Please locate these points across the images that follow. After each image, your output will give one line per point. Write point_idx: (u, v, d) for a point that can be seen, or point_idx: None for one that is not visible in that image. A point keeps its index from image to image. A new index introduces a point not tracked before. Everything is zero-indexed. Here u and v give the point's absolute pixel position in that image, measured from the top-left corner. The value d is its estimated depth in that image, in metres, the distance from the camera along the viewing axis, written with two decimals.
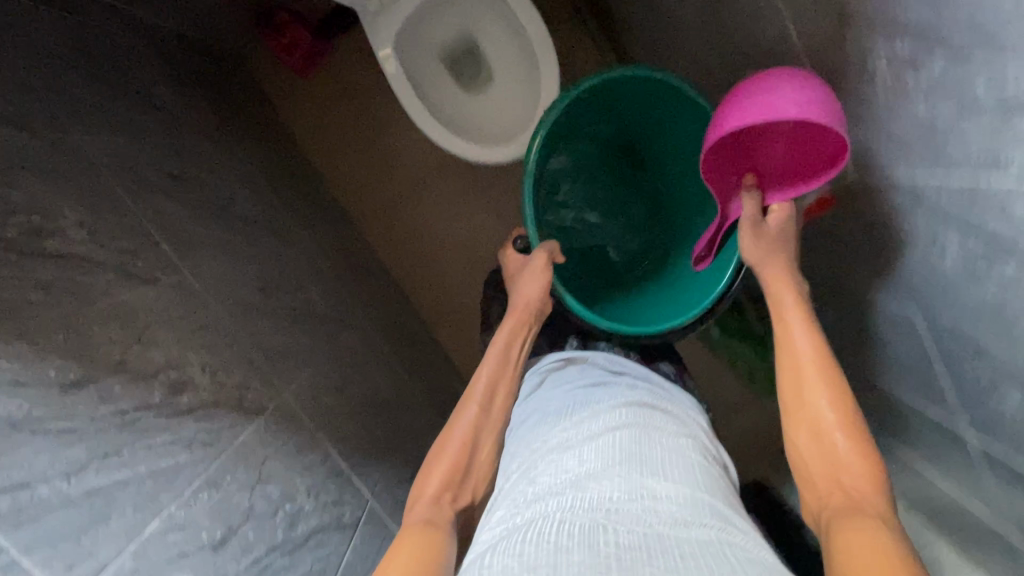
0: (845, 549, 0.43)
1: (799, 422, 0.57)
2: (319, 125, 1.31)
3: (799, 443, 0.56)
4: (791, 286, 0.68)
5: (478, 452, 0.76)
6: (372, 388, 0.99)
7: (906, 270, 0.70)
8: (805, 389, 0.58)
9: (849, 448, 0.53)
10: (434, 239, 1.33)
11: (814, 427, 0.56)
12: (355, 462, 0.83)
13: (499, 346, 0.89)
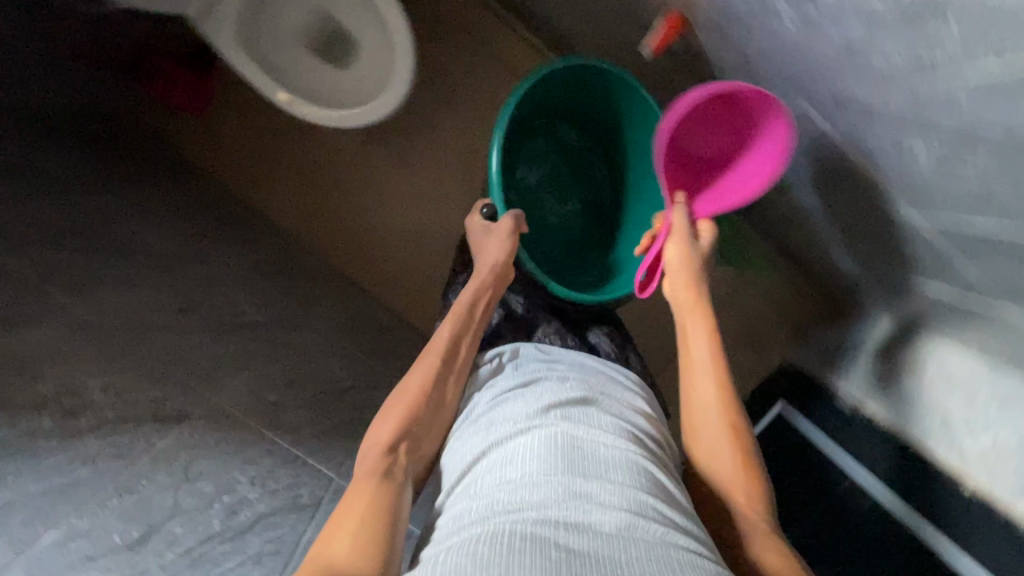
0: None
1: (709, 464, 0.69)
2: (232, 150, 1.32)
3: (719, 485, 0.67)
4: (698, 322, 0.78)
5: (439, 411, 0.73)
6: (331, 376, 1.00)
7: (794, 62, 0.64)
8: (724, 439, 0.68)
9: (756, 492, 0.65)
10: (373, 226, 1.35)
11: (724, 475, 0.68)
12: (311, 447, 0.84)
13: (466, 306, 0.84)
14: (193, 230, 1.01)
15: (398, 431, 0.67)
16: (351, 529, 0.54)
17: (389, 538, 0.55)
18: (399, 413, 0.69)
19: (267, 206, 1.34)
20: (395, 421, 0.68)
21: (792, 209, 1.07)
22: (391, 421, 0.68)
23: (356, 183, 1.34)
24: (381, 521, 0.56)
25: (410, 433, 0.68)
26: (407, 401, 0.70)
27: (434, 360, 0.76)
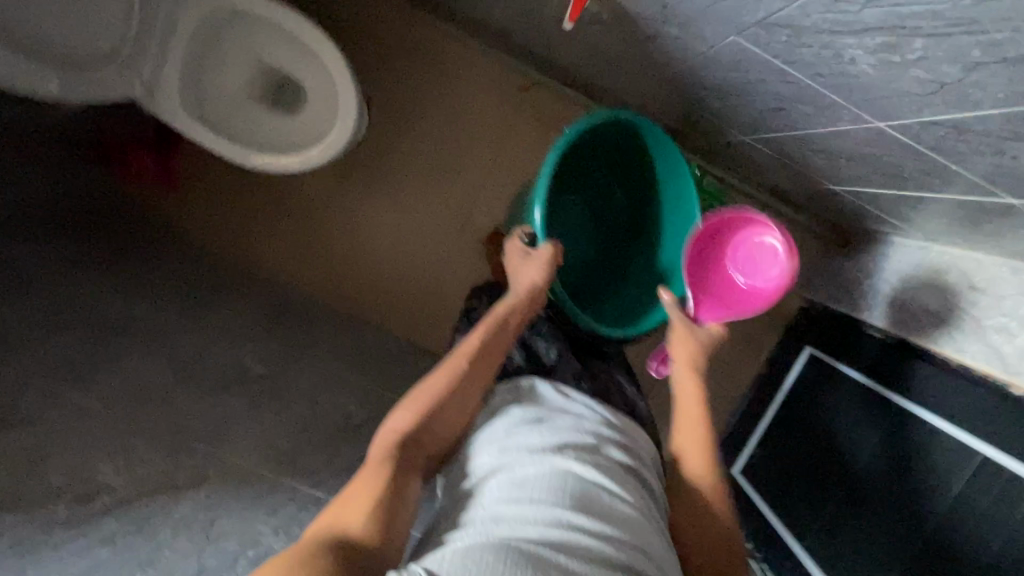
0: None
1: (685, 489, 0.77)
2: (216, 217, 1.36)
3: (688, 546, 0.70)
4: (690, 376, 0.89)
5: (455, 410, 0.75)
6: (344, 415, 1.00)
7: (712, 3, 0.63)
8: (705, 501, 0.75)
9: (734, 566, 0.69)
10: (364, 256, 1.39)
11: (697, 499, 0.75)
12: (332, 486, 0.85)
13: (500, 318, 0.85)
14: (185, 295, 1.04)
15: (414, 421, 0.70)
16: (361, 511, 0.58)
17: (389, 528, 0.59)
18: (420, 405, 0.72)
19: (257, 262, 1.36)
20: (412, 412, 0.71)
21: (770, 150, 1.03)
22: (410, 409, 0.71)
23: (346, 223, 1.39)
24: (385, 506, 0.60)
25: (424, 424, 0.70)
26: (431, 396, 0.73)
27: (462, 361, 0.77)
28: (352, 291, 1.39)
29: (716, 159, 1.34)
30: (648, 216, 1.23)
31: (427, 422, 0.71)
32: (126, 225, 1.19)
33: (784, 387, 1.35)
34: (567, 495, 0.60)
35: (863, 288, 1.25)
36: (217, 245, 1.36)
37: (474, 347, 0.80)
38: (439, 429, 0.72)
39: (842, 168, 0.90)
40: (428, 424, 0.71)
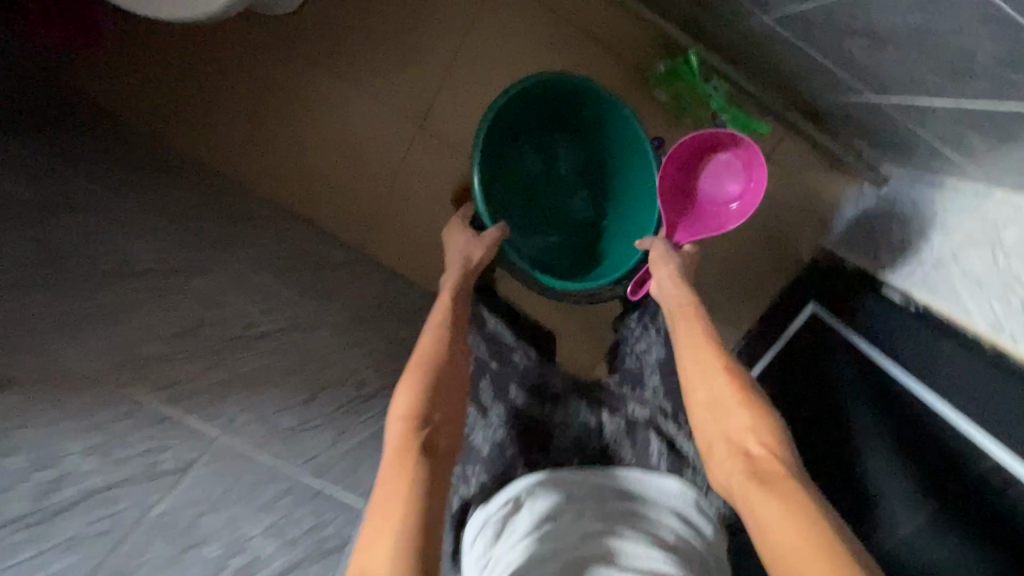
0: (771, 523, 0.59)
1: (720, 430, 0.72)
2: (171, 106, 1.19)
3: (725, 460, 0.70)
4: (691, 310, 0.84)
5: (453, 385, 0.76)
6: (241, 322, 0.85)
7: None
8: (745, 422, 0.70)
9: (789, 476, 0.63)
10: (310, 151, 1.21)
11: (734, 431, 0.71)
12: (195, 403, 0.70)
13: (451, 291, 0.88)
14: (97, 174, 0.88)
15: (414, 400, 0.72)
16: (384, 555, 0.56)
17: (430, 532, 0.59)
18: (414, 379, 0.74)
19: (196, 147, 1.20)
20: (413, 393, 0.73)
21: (801, 38, 0.77)
22: (411, 394, 0.73)
23: (320, 127, 1.20)
24: (416, 506, 0.60)
25: (427, 399, 0.72)
26: (416, 378, 0.74)
27: (434, 338, 0.79)
28: (330, 208, 1.23)
29: (737, 59, 1.06)
30: (599, 198, 1.18)
31: (428, 402, 0.72)
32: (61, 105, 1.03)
33: (794, 326, 1.11)
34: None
35: (875, 232, 1.11)
36: (180, 143, 1.20)
37: (442, 321, 0.83)
38: (451, 418, 0.73)
39: (893, 61, 0.65)
40: (433, 404, 0.72)
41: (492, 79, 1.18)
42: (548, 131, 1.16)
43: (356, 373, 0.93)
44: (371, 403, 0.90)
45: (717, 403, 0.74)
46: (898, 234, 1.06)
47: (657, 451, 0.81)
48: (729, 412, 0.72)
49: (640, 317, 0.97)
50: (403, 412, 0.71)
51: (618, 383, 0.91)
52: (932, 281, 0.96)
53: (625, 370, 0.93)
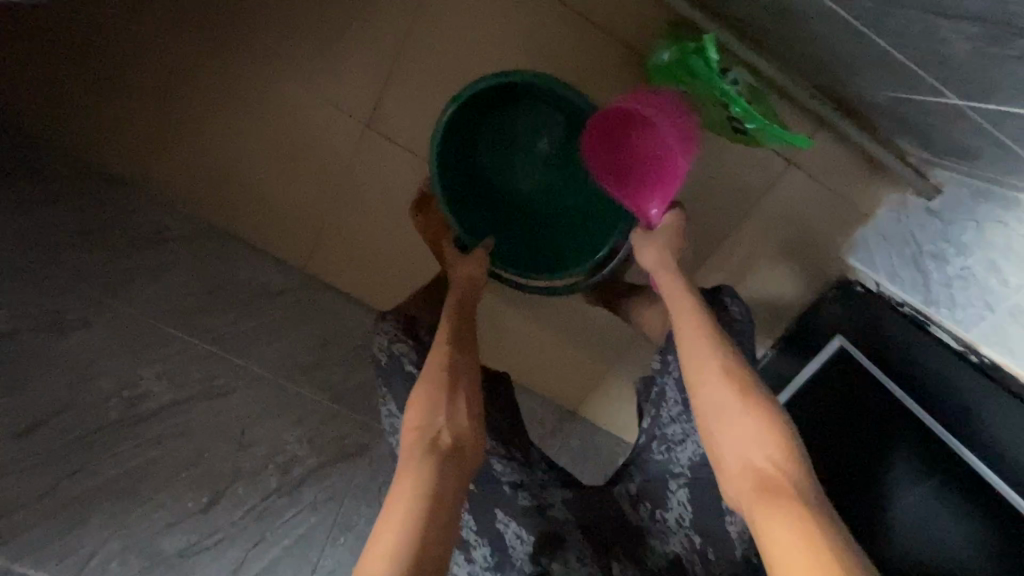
0: (774, 553, 0.47)
1: (714, 426, 0.59)
2: (70, 110, 0.95)
3: (728, 474, 0.56)
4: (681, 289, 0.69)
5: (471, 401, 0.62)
6: (125, 399, 0.67)
7: None
8: (747, 417, 0.57)
9: (800, 494, 0.51)
10: (234, 154, 0.99)
11: (733, 429, 0.57)
12: (40, 540, 0.58)
13: (465, 302, 0.73)
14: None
15: (426, 413, 0.60)
16: None
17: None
18: (427, 392, 0.61)
19: (86, 144, 0.97)
20: (425, 406, 0.60)
21: (860, 20, 0.56)
22: (428, 397, 0.60)
23: (263, 136, 0.98)
24: (414, 549, 0.49)
25: (441, 411, 0.59)
26: (430, 388, 0.61)
27: (444, 352, 0.64)
28: (278, 220, 1.03)
29: (759, 39, 0.84)
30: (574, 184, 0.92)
31: (442, 412, 0.59)
32: None
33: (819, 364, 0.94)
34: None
35: (923, 253, 0.88)
36: (88, 154, 0.98)
37: (452, 329, 0.68)
38: (469, 423, 0.60)
39: (1012, 61, 0.43)
40: (445, 412, 0.60)
41: (455, 67, 0.95)
42: (526, 113, 0.88)
43: (281, 450, 0.75)
44: (298, 492, 0.73)
45: (715, 409, 0.59)
46: (955, 260, 0.83)
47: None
48: (732, 419, 0.57)
49: (679, 389, 0.67)
50: (412, 426, 0.59)
51: (637, 503, 0.70)
52: (1008, 337, 0.75)
53: (647, 477, 0.70)
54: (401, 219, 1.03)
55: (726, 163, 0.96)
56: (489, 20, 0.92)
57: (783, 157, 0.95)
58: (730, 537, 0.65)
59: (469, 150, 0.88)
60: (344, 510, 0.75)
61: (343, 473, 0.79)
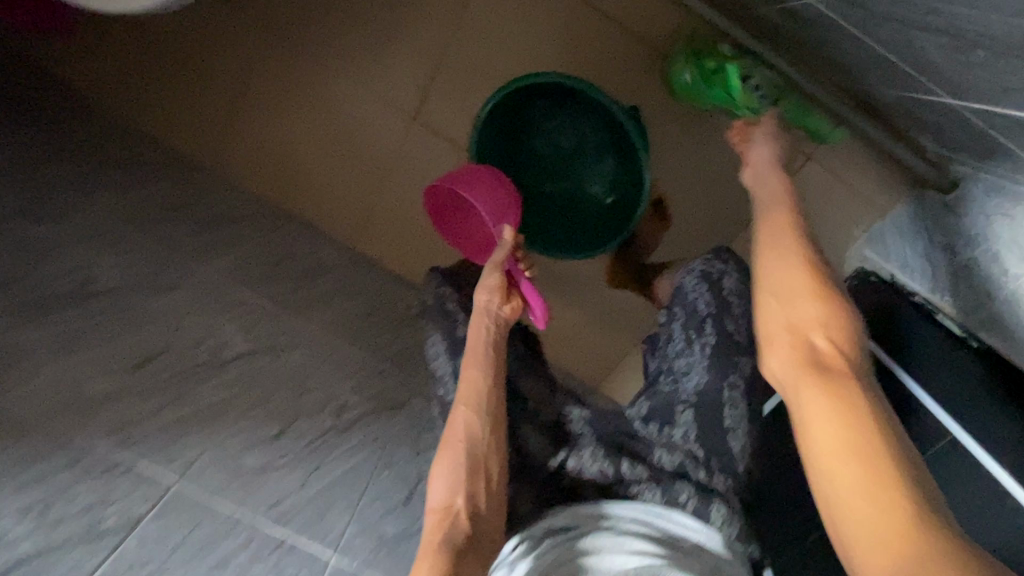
0: (818, 424, 0.48)
1: (769, 284, 0.59)
2: (170, 109, 1.12)
3: (778, 349, 0.56)
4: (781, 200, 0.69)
5: (490, 468, 0.67)
6: (209, 348, 0.80)
7: None
8: (817, 299, 0.56)
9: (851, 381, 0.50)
10: (298, 144, 1.13)
11: (788, 300, 0.57)
12: (151, 446, 0.65)
13: (477, 344, 0.75)
14: (66, 182, 0.83)
15: (449, 489, 0.65)
16: None
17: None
18: (450, 464, 0.67)
19: (171, 134, 1.13)
20: (447, 482, 0.66)
21: (858, 25, 0.63)
22: (443, 472, 0.67)
23: (323, 125, 1.12)
24: None
25: (461, 489, 0.65)
26: (452, 462, 0.66)
27: (463, 420, 0.69)
28: (331, 204, 1.16)
29: (779, 40, 0.90)
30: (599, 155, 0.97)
31: (460, 487, 0.65)
32: (56, 106, 0.98)
33: None
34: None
35: (936, 246, 0.89)
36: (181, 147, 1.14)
37: (473, 388, 0.71)
38: (484, 492, 0.66)
39: (972, 66, 0.50)
40: (464, 489, 0.65)
41: (495, 66, 1.05)
42: (553, 97, 0.94)
43: (335, 398, 0.86)
44: (349, 433, 0.83)
45: (777, 271, 0.60)
46: (963, 252, 0.85)
47: (680, 499, 0.70)
48: (796, 303, 0.56)
49: (683, 327, 0.83)
50: (436, 503, 0.65)
51: (645, 423, 0.78)
52: (1007, 324, 0.75)
53: (657, 401, 0.79)
54: None
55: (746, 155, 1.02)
56: (526, 24, 1.02)
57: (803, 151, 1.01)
58: (731, 448, 0.75)
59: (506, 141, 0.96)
60: (387, 454, 0.85)
61: (387, 421, 0.89)
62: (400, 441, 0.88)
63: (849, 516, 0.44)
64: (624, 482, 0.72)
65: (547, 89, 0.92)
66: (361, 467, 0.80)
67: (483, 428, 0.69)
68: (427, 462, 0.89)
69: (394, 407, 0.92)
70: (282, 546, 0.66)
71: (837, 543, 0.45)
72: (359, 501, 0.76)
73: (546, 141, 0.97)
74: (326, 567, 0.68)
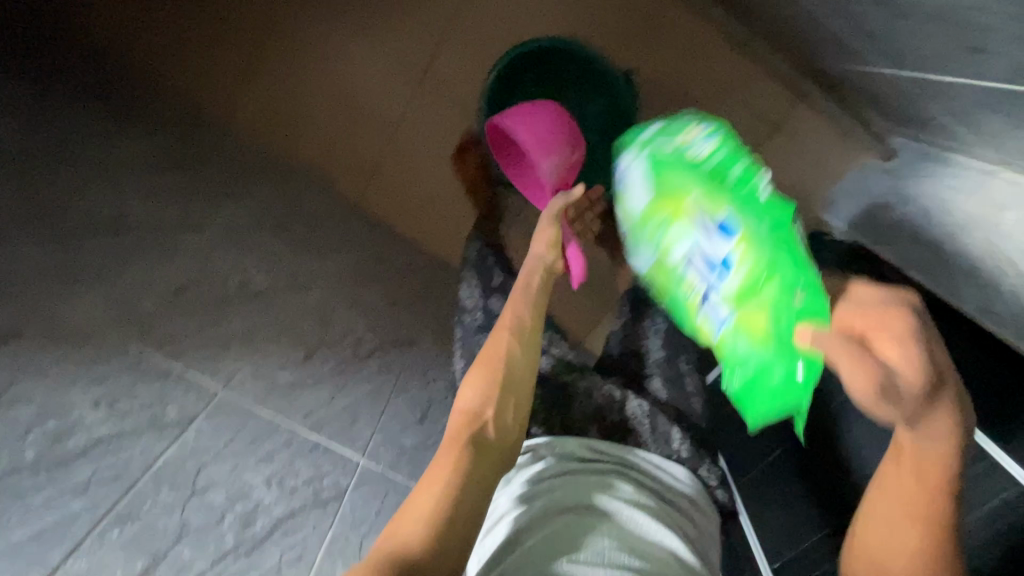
0: None
1: (877, 519, 0.54)
2: (188, 66, 1.18)
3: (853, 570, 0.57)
4: (942, 443, 0.48)
5: (523, 392, 0.69)
6: (240, 280, 0.86)
7: None
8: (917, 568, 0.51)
9: None
10: (307, 103, 1.19)
11: (886, 539, 0.53)
12: (199, 357, 0.72)
13: (525, 289, 0.79)
14: (97, 124, 0.88)
15: (479, 399, 0.66)
16: (416, 526, 0.54)
17: (460, 505, 0.56)
18: (485, 377, 0.68)
19: (184, 93, 1.19)
20: (478, 392, 0.66)
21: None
22: (476, 387, 0.67)
23: (334, 84, 1.18)
24: (445, 493, 0.56)
25: (493, 399, 0.66)
26: (485, 373, 0.68)
27: (503, 338, 0.71)
28: (338, 162, 1.22)
29: (755, 18, 1.02)
30: (597, 116, 1.05)
31: (492, 401, 0.66)
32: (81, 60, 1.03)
33: None
34: (616, 552, 0.59)
35: (880, 206, 1.03)
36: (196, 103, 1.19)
37: (513, 316, 0.74)
38: (512, 410, 0.67)
39: (909, 32, 0.63)
40: (495, 403, 0.66)
41: (498, 33, 1.13)
42: (555, 65, 1.03)
43: (353, 332, 0.94)
44: (367, 361, 0.91)
45: (884, 523, 0.54)
46: (899, 207, 0.99)
47: (675, 444, 0.82)
48: (897, 540, 0.53)
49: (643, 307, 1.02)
50: (462, 407, 0.66)
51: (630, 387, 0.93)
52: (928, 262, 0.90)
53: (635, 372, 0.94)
54: (443, 162, 1.21)
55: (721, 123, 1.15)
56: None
57: (772, 121, 1.14)
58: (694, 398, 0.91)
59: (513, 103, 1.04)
60: (401, 382, 0.94)
61: (399, 355, 0.98)
62: (412, 373, 0.97)
63: None
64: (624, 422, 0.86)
65: (551, 56, 1.02)
66: (380, 389, 0.89)
67: (522, 352, 0.71)
68: (437, 391, 0.99)
69: (405, 344, 1.01)
70: (318, 448, 0.74)
71: None
72: (380, 418, 0.85)
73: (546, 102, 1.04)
74: (357, 466, 0.77)
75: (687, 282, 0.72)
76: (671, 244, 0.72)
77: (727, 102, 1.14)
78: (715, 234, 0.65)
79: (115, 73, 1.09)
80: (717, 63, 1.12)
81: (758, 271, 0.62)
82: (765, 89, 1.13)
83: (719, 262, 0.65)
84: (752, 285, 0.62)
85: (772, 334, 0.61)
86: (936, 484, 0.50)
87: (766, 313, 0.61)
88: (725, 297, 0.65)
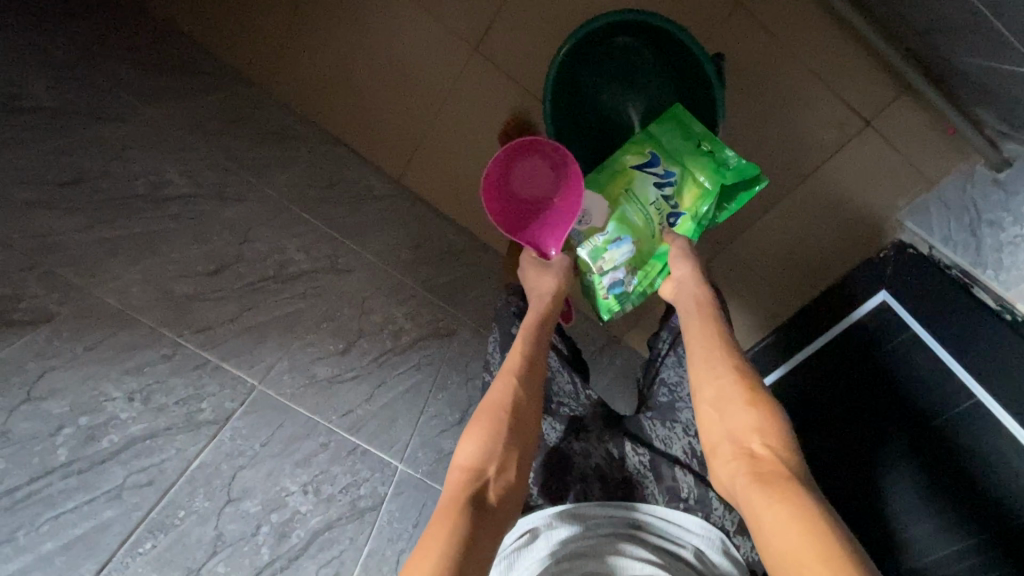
0: (756, 507, 0.51)
1: (698, 379, 0.66)
2: (228, 17, 1.10)
3: (724, 461, 0.59)
4: (697, 301, 0.74)
5: (525, 449, 0.63)
6: (278, 259, 0.80)
7: None
8: (735, 387, 0.62)
9: (769, 445, 0.57)
10: (349, 65, 1.10)
11: (711, 384, 0.64)
12: (235, 348, 0.68)
13: (532, 328, 0.75)
14: (137, 79, 0.82)
15: (480, 451, 0.61)
16: None
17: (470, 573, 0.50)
18: (486, 428, 0.63)
19: (222, 46, 1.10)
20: (480, 444, 0.61)
21: None
22: (477, 439, 0.62)
23: (378, 44, 1.08)
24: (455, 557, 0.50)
25: (497, 454, 0.61)
26: (487, 423, 0.63)
27: (502, 384, 0.67)
28: (379, 130, 1.12)
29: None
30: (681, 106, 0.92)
31: (494, 456, 0.61)
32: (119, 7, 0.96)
33: (863, 312, 0.97)
34: None
35: (981, 222, 0.91)
36: (233, 59, 1.11)
37: (522, 359, 0.70)
38: (515, 469, 0.61)
39: None
40: (497, 458, 0.61)
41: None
42: (636, 47, 0.92)
43: (392, 321, 0.89)
44: (407, 355, 0.86)
45: (705, 366, 0.66)
46: (1011, 228, 0.86)
47: (683, 493, 0.73)
48: (716, 379, 0.64)
49: (672, 333, 0.85)
50: (464, 461, 0.61)
51: (648, 417, 0.80)
52: None
53: (658, 405, 0.82)
54: (490, 138, 1.10)
55: (804, 116, 1.03)
56: None
57: (865, 117, 1.01)
58: None
59: (585, 88, 0.94)
60: (440, 378, 0.89)
61: (439, 348, 0.93)
62: (453, 367, 0.93)
63: (776, 542, 0.47)
64: (630, 478, 0.74)
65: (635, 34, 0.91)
66: (418, 386, 0.85)
67: (527, 402, 0.66)
68: (476, 389, 0.94)
69: (446, 336, 0.96)
70: (356, 450, 0.73)
71: (761, 555, 0.49)
72: (420, 418, 0.83)
73: (625, 89, 0.93)
74: (395, 473, 0.76)
75: (661, 212, 0.82)
76: (643, 197, 0.81)
77: (816, 92, 1.01)
78: (656, 165, 0.82)
79: (150, 22, 1.02)
80: (807, 46, 1.00)
81: (683, 146, 0.83)
82: (861, 78, 0.99)
83: (664, 175, 0.82)
84: (691, 152, 0.82)
85: (712, 179, 0.81)
86: (717, 332, 0.69)
87: (701, 171, 0.81)
88: (679, 186, 0.82)
